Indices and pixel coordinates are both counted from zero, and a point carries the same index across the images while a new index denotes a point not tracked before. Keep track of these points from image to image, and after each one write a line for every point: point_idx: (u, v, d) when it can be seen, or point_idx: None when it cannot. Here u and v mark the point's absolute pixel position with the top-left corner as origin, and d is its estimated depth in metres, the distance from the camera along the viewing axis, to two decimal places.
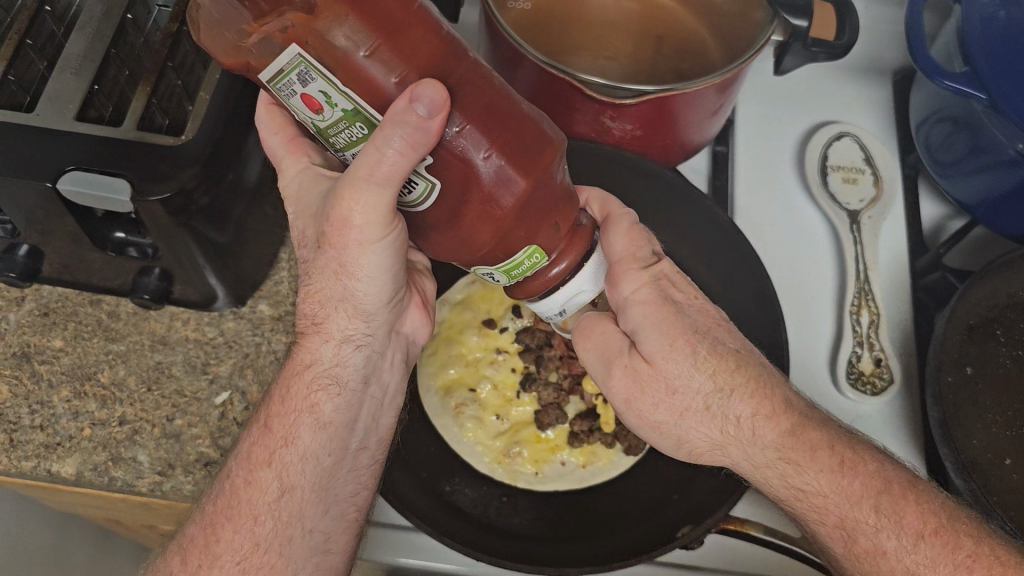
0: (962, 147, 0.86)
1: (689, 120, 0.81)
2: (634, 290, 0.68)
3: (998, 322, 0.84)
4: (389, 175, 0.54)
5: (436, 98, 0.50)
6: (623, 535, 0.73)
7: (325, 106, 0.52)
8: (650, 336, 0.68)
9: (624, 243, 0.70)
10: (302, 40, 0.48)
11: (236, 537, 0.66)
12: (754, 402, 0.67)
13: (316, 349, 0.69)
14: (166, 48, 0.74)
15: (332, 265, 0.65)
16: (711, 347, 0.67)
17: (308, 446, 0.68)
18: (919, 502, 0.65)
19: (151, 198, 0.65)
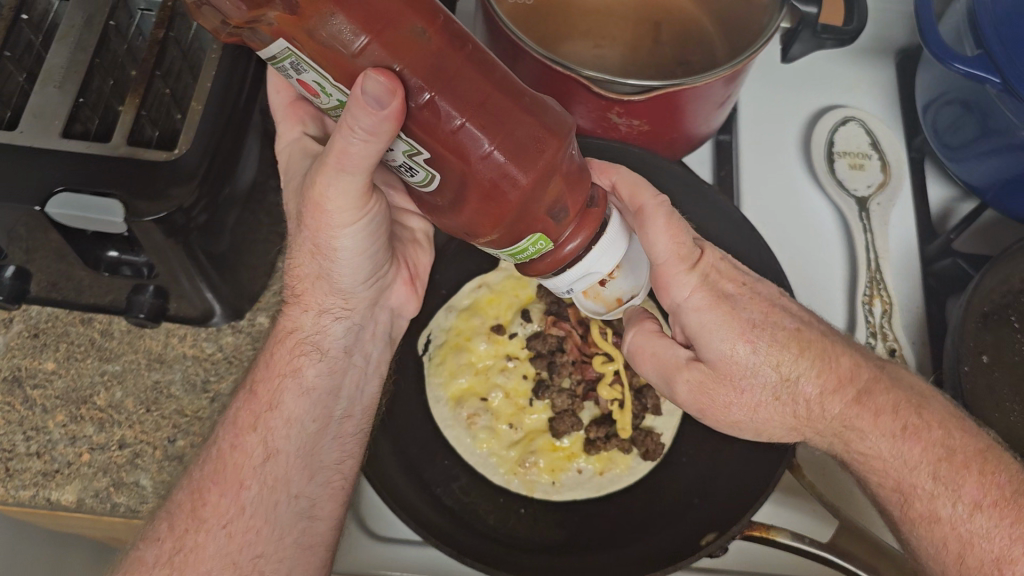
0: (972, 129, 0.84)
1: (696, 112, 0.79)
2: (687, 295, 0.69)
3: (1013, 309, 0.82)
4: (355, 161, 0.56)
5: (384, 89, 0.47)
6: (645, 543, 0.72)
7: (321, 93, 0.53)
8: (718, 338, 0.69)
9: (666, 241, 0.68)
10: (289, 38, 0.47)
11: (223, 499, 0.65)
12: (820, 374, 0.69)
13: (297, 317, 0.72)
14: (152, 57, 0.70)
15: (309, 244, 0.67)
16: (772, 340, 0.68)
17: (292, 411, 0.69)
18: (980, 473, 0.67)
19: (146, 218, 0.62)
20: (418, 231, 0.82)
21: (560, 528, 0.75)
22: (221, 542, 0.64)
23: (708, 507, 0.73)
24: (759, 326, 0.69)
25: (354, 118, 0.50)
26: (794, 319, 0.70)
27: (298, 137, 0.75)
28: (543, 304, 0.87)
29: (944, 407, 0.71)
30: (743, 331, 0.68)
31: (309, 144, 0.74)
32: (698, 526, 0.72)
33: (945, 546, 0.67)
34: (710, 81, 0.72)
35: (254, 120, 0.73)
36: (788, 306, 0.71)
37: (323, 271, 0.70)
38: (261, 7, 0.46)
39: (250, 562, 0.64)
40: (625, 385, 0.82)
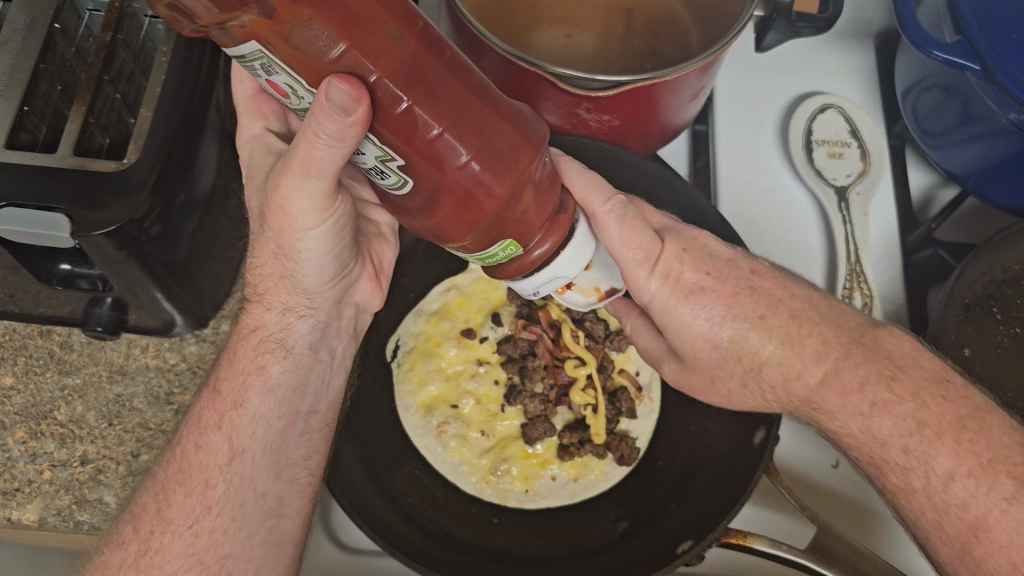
0: (953, 116, 0.82)
1: (670, 104, 0.76)
2: (649, 296, 0.68)
3: (995, 300, 0.80)
4: (316, 167, 0.53)
5: (349, 97, 0.44)
6: (618, 554, 0.72)
7: (292, 95, 0.49)
8: (683, 331, 0.69)
9: (622, 244, 0.65)
10: (263, 41, 0.43)
11: (188, 500, 0.63)
12: (786, 359, 0.68)
13: (259, 315, 0.68)
14: (99, 62, 0.66)
15: (272, 245, 0.64)
16: (733, 331, 0.68)
17: (257, 409, 0.66)
18: (956, 442, 0.62)
19: (95, 232, 0.59)
20: (383, 224, 0.79)
21: (532, 535, 0.76)
22: (186, 541, 0.62)
23: (685, 511, 0.73)
24: (720, 319, 0.68)
25: (321, 124, 0.46)
26: (757, 306, 0.68)
27: (258, 132, 0.71)
28: (513, 306, 0.87)
29: (927, 375, 0.65)
30: (702, 325, 0.69)
31: (271, 141, 0.70)
32: (676, 531, 0.71)
33: (923, 515, 0.63)
34: (683, 74, 0.69)
35: (211, 118, 0.70)
36: (759, 287, 0.69)
37: (288, 273, 0.66)
38: (235, 10, 0.42)
39: (217, 561, 0.62)
40: (597, 389, 0.82)
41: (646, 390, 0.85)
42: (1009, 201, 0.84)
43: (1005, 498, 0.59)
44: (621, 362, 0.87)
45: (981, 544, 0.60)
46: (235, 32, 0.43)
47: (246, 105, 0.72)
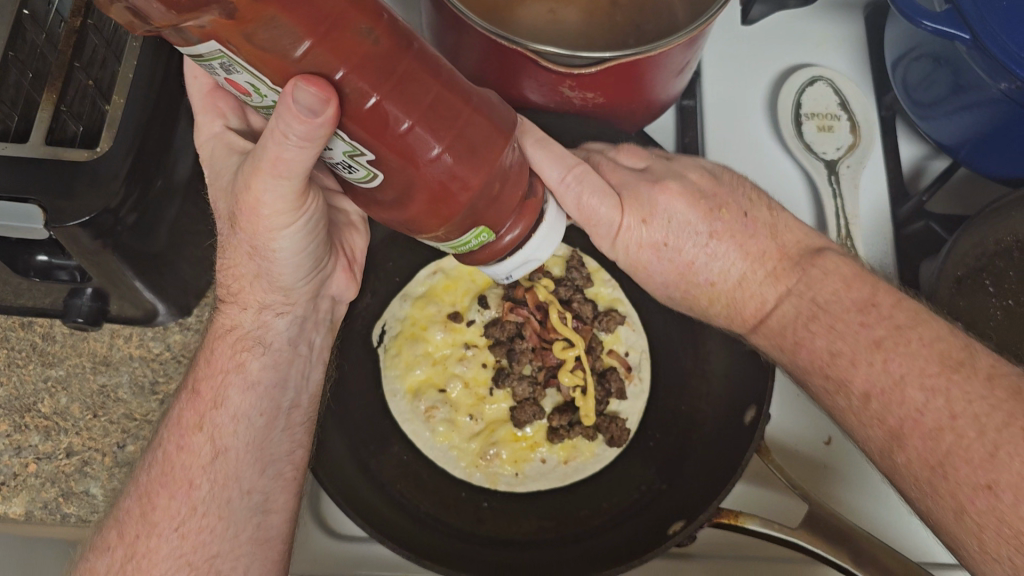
0: (944, 85, 0.80)
1: (655, 79, 0.74)
2: (616, 253, 0.74)
3: (988, 271, 0.79)
4: (287, 168, 0.51)
5: (317, 99, 0.42)
6: (610, 536, 0.72)
7: (254, 93, 0.46)
8: (652, 276, 0.74)
9: (575, 212, 0.69)
10: (225, 42, 0.40)
11: (173, 503, 0.62)
12: (739, 299, 0.71)
13: (236, 315, 0.67)
14: (69, 48, 0.65)
15: (246, 246, 0.63)
16: (692, 277, 0.72)
17: (237, 407, 0.65)
18: (871, 363, 0.62)
19: (69, 224, 0.58)
20: (351, 214, 0.77)
21: (519, 519, 0.75)
22: (173, 544, 0.61)
23: (675, 491, 0.73)
24: (679, 267, 0.72)
25: (288, 124, 0.45)
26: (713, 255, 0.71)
27: (219, 131, 0.65)
28: (499, 289, 0.86)
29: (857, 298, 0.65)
30: (663, 271, 0.73)
31: (234, 140, 0.65)
32: (667, 511, 0.72)
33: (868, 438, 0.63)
34: (667, 48, 0.68)
35: (186, 102, 0.68)
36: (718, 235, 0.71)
37: (263, 270, 0.65)
38: (195, 12, 0.38)
39: (206, 563, 0.61)
40: (586, 370, 0.81)
41: (635, 370, 0.84)
42: (1004, 168, 0.82)
43: (916, 408, 0.59)
44: (611, 342, 0.86)
45: (902, 453, 0.60)
46: (197, 31, 0.39)
47: (203, 101, 0.66)
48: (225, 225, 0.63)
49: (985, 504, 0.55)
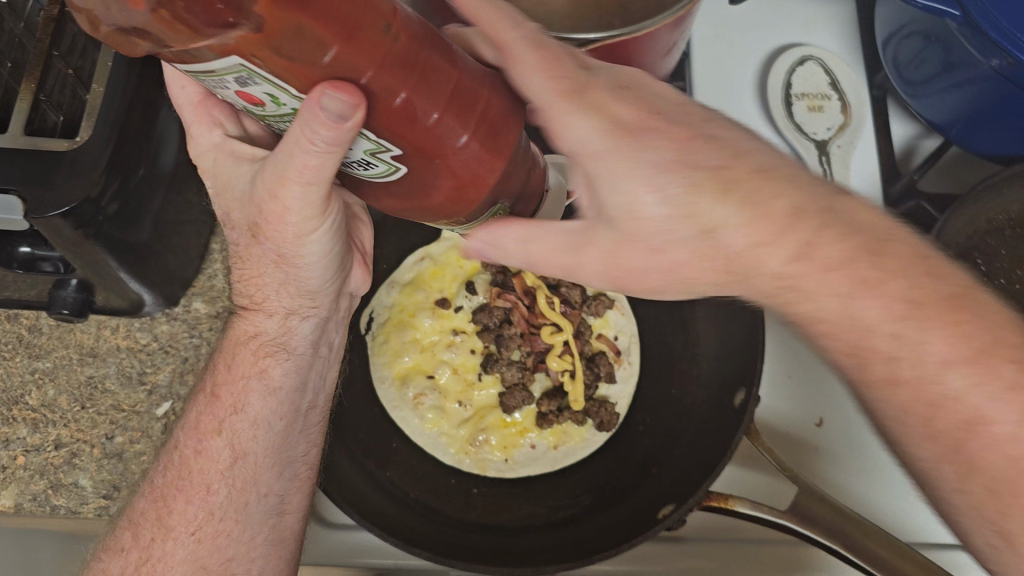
0: (935, 62, 0.79)
1: (642, 61, 0.74)
2: (579, 138, 0.50)
3: (979, 251, 0.78)
4: (311, 174, 0.48)
5: (347, 105, 0.39)
6: (600, 521, 0.72)
7: (268, 102, 0.42)
8: (614, 186, 0.50)
9: (539, 77, 0.49)
10: (248, 56, 0.35)
11: (190, 507, 0.64)
12: (748, 222, 0.50)
13: (258, 321, 0.67)
14: (47, 36, 0.65)
15: (271, 255, 0.62)
16: (684, 182, 0.49)
17: (258, 413, 0.66)
18: (946, 326, 0.53)
19: (50, 214, 0.57)
20: (353, 206, 0.75)
21: (510, 506, 0.75)
22: (189, 547, 0.63)
23: (655, 483, 0.73)
24: (671, 166, 0.49)
25: (314, 131, 0.42)
26: (713, 154, 0.51)
27: (219, 140, 0.62)
28: (488, 274, 0.86)
29: (910, 252, 0.54)
30: (643, 177, 0.49)
31: (235, 146, 0.61)
32: (657, 495, 0.71)
33: None
34: (655, 28, 0.67)
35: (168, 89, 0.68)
36: (715, 135, 0.52)
37: (290, 279, 0.64)
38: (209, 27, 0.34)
39: (220, 566, 0.63)
40: (574, 355, 0.82)
41: (625, 354, 0.84)
42: (993, 147, 0.82)
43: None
44: (600, 327, 0.86)
45: (975, 440, 0.53)
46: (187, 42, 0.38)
47: (195, 112, 0.63)
48: (245, 236, 0.62)
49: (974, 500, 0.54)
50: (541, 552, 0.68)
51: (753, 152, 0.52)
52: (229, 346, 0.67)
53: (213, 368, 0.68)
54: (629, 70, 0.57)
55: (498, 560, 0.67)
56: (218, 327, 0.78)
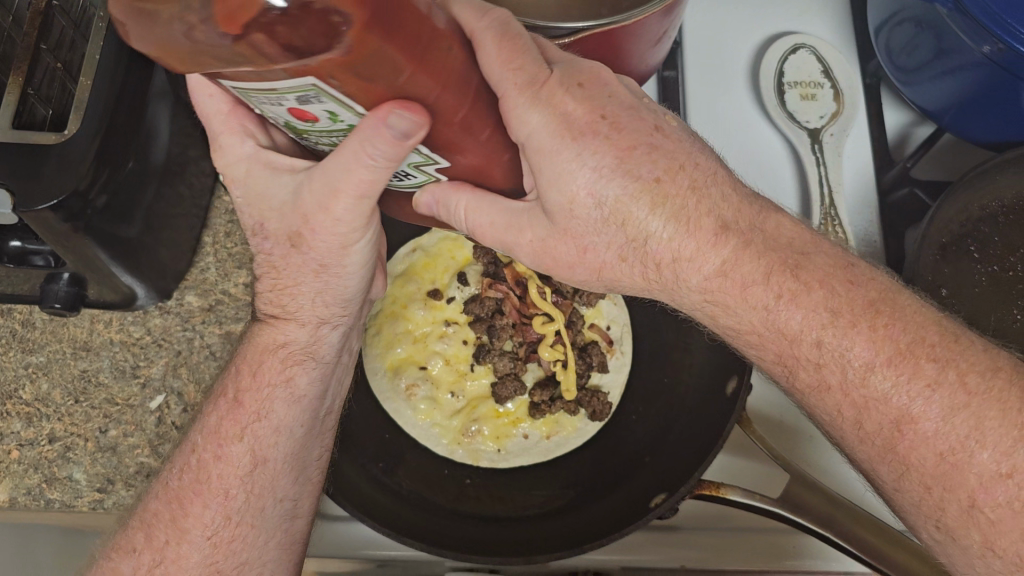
0: (926, 49, 0.78)
1: (632, 50, 0.73)
2: (529, 131, 0.54)
3: (972, 238, 0.78)
4: (362, 188, 0.52)
5: (412, 124, 0.44)
6: (593, 510, 0.72)
7: (322, 118, 0.46)
8: (558, 184, 0.57)
9: (499, 68, 0.51)
10: (327, 75, 0.39)
11: (207, 511, 0.64)
12: (676, 236, 0.60)
13: (288, 330, 0.66)
14: (35, 30, 0.64)
15: (313, 264, 0.61)
16: (622, 190, 0.57)
17: (281, 420, 0.66)
18: (871, 329, 0.59)
19: (39, 206, 0.57)
20: None
21: (503, 496, 0.76)
22: (204, 551, 0.63)
23: (648, 472, 0.73)
24: (609, 173, 0.57)
25: (374, 145, 0.46)
26: (654, 166, 0.58)
27: (252, 152, 0.58)
28: (479, 265, 0.86)
29: (829, 262, 0.61)
30: (586, 179, 0.57)
31: (273, 159, 0.57)
32: (650, 485, 0.71)
33: (838, 414, 0.60)
34: (644, 16, 0.67)
35: (157, 84, 0.67)
36: (660, 145, 0.59)
37: (328, 287, 0.64)
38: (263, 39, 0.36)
39: (233, 569, 0.64)
40: (566, 345, 0.82)
41: (617, 344, 0.84)
42: (987, 134, 0.82)
43: (928, 384, 0.57)
44: (592, 317, 0.86)
45: (904, 439, 0.57)
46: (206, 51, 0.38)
47: (225, 121, 0.58)
48: (283, 247, 0.60)
49: (1003, 496, 0.54)
50: (534, 540, 0.69)
51: (688, 161, 0.60)
52: (254, 353, 0.67)
53: (234, 373, 0.67)
54: (588, 62, 0.60)
55: (490, 549, 0.67)
56: (212, 320, 0.78)
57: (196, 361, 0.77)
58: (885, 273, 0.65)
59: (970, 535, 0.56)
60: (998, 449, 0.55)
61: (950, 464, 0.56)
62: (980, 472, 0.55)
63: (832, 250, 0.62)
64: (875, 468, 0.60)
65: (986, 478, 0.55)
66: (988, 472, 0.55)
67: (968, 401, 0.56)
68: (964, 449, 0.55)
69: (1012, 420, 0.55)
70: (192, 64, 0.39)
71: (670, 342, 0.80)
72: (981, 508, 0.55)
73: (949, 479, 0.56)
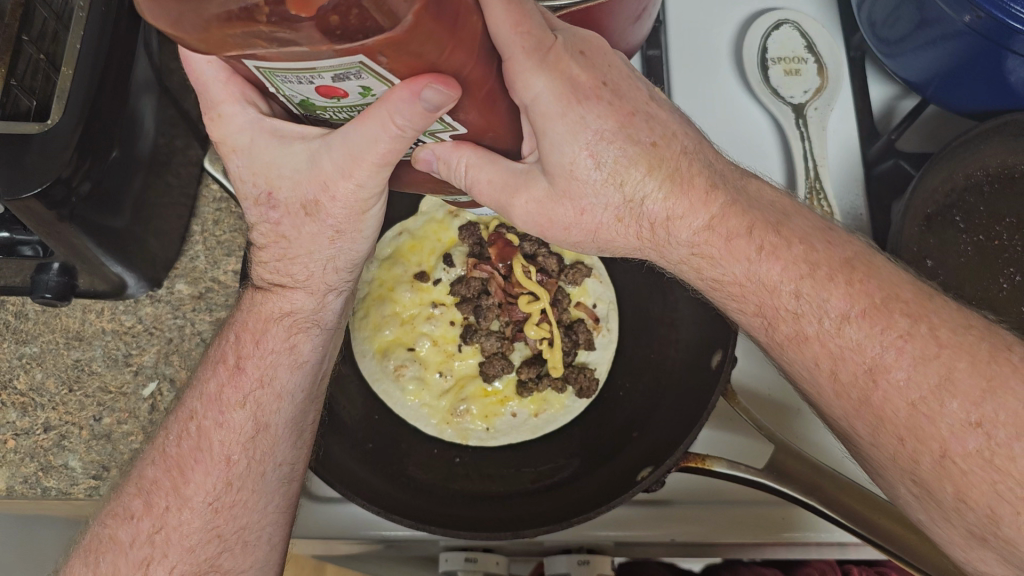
0: (908, 21, 0.78)
1: (611, 29, 0.72)
2: (535, 95, 0.54)
3: (957, 208, 0.78)
4: (384, 156, 0.52)
5: (444, 96, 0.45)
6: (585, 485, 0.73)
7: (352, 92, 0.47)
8: (562, 147, 0.57)
9: (508, 33, 0.49)
10: (375, 53, 0.41)
11: (209, 477, 0.65)
12: (668, 198, 0.62)
13: (294, 299, 0.66)
14: (17, 21, 0.64)
15: (329, 230, 0.61)
16: (621, 153, 0.59)
17: (285, 385, 0.67)
18: (847, 284, 0.61)
19: (23, 195, 0.58)
20: None
21: (491, 473, 0.78)
22: (206, 517, 0.64)
23: (647, 440, 0.74)
24: (610, 136, 0.58)
25: (402, 116, 0.47)
26: (651, 132, 0.60)
27: (256, 120, 0.56)
28: (465, 246, 0.87)
29: (808, 225, 0.64)
30: (587, 140, 0.58)
31: (279, 125, 0.56)
32: (638, 459, 0.72)
33: (817, 365, 0.62)
34: None
35: (139, 73, 0.68)
36: (655, 114, 0.61)
37: (339, 253, 0.64)
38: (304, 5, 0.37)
39: (235, 534, 0.65)
40: (551, 323, 0.83)
41: (603, 321, 0.85)
42: (970, 104, 0.82)
43: (900, 336, 0.58)
44: (579, 295, 0.87)
45: (879, 389, 0.58)
46: (238, 32, 0.39)
47: (223, 89, 0.55)
48: (292, 215, 0.60)
49: (973, 445, 0.55)
50: (521, 517, 0.69)
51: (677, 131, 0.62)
52: (256, 320, 0.67)
53: (234, 338, 0.67)
54: (588, 33, 0.60)
55: (475, 525, 0.68)
56: (202, 308, 0.79)
57: (187, 349, 0.78)
58: (860, 237, 0.68)
59: (943, 487, 0.56)
60: (967, 399, 0.56)
61: (921, 413, 0.57)
62: (950, 423, 0.56)
63: (812, 215, 0.65)
64: (849, 423, 0.61)
65: (956, 427, 0.56)
66: (958, 423, 0.56)
67: (939, 353, 0.57)
68: (935, 398, 0.56)
69: (981, 371, 0.56)
70: (214, 36, 0.40)
71: (656, 308, 0.81)
72: (952, 458, 0.56)
73: (921, 431, 0.57)
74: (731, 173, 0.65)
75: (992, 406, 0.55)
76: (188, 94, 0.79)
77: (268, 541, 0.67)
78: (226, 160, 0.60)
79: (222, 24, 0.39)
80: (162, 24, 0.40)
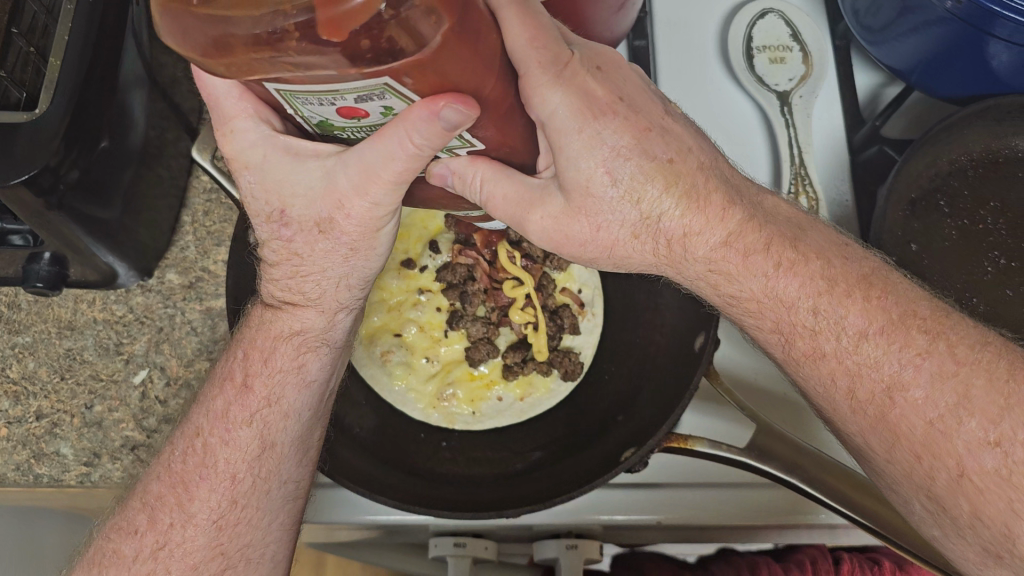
0: (891, 9, 0.78)
1: (595, 20, 0.74)
2: (551, 110, 0.55)
3: (942, 192, 0.78)
4: (401, 174, 0.53)
5: (461, 114, 0.46)
6: (568, 464, 0.74)
7: (374, 113, 0.48)
8: (578, 162, 0.58)
9: (524, 46, 0.50)
10: (401, 72, 0.42)
11: (213, 494, 0.66)
12: (686, 212, 0.62)
13: (307, 318, 0.66)
14: (4, 14, 0.64)
15: (343, 248, 0.62)
16: (637, 168, 0.59)
17: (292, 405, 0.67)
18: (865, 300, 0.63)
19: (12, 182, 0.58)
20: None
21: (477, 458, 0.79)
22: (210, 534, 0.65)
23: (631, 422, 0.74)
24: (627, 153, 0.59)
25: (419, 132, 0.48)
26: (667, 147, 0.60)
27: (266, 137, 0.56)
28: (451, 234, 0.88)
29: (824, 241, 0.66)
30: (603, 155, 0.58)
31: (292, 142, 0.56)
32: (623, 440, 0.72)
33: (834, 382, 0.63)
34: None
35: (129, 69, 0.69)
36: (669, 128, 0.61)
37: (352, 271, 0.64)
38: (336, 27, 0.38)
39: (238, 551, 0.66)
40: (536, 307, 0.84)
41: (588, 306, 0.87)
42: (955, 91, 0.82)
43: (918, 354, 0.60)
44: (564, 281, 0.88)
45: (896, 407, 0.60)
46: (263, 56, 0.40)
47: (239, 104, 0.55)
48: (298, 231, 0.61)
49: (991, 463, 0.56)
50: (503, 500, 0.69)
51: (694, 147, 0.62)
52: (266, 338, 0.67)
53: (241, 354, 0.68)
54: (604, 47, 0.62)
55: (463, 506, 0.68)
56: (192, 297, 0.80)
57: (178, 337, 0.79)
58: (874, 253, 0.69)
59: (959, 504, 0.58)
60: (985, 417, 0.57)
61: (938, 431, 0.58)
62: (967, 439, 0.57)
63: (829, 232, 0.67)
64: (864, 438, 0.63)
65: (972, 444, 0.57)
66: (975, 440, 0.57)
67: (957, 370, 0.59)
68: (951, 417, 0.58)
69: (998, 388, 0.58)
70: (240, 57, 0.41)
71: (642, 298, 0.81)
72: (969, 476, 0.57)
73: (937, 446, 0.58)
74: (734, 185, 0.65)
75: (1010, 424, 0.57)
76: (177, 88, 0.80)
77: (271, 557, 0.68)
78: (237, 176, 0.60)
79: (247, 46, 0.40)
80: (189, 48, 0.40)
